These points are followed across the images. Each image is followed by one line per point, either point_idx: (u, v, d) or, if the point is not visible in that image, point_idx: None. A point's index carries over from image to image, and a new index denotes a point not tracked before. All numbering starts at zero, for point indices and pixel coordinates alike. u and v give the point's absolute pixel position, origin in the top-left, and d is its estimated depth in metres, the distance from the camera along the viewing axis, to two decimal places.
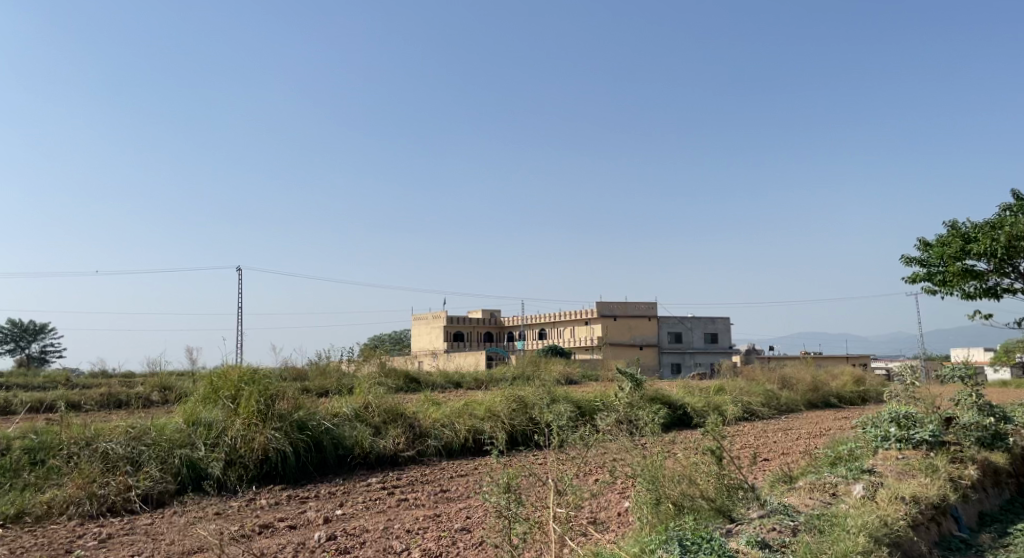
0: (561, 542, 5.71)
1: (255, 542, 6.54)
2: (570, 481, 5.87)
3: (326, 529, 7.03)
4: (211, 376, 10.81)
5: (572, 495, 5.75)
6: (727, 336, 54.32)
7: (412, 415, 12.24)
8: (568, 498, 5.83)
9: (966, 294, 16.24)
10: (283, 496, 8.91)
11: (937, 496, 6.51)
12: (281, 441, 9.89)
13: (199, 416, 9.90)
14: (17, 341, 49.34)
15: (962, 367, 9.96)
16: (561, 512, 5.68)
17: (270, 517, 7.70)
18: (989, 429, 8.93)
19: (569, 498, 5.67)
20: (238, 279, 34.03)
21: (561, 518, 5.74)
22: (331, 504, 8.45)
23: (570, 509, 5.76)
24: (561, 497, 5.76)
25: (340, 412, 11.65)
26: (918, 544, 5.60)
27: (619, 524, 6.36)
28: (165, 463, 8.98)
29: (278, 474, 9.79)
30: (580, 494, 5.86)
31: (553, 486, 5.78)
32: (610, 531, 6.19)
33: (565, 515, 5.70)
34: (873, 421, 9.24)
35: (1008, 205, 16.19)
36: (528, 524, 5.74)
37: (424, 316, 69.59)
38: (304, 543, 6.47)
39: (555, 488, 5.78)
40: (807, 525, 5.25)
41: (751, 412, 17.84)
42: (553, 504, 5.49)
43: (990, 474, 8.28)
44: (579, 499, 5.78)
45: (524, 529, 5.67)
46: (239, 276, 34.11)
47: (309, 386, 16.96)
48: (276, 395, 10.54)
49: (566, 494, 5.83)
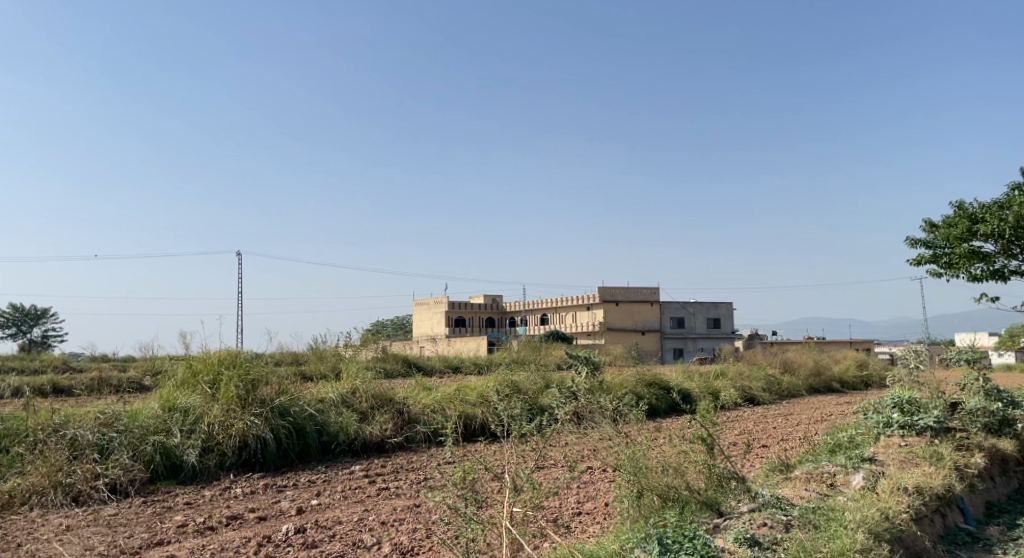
0: (518, 543, 5.45)
1: (219, 535, 6.18)
2: (529, 477, 5.57)
3: (297, 521, 6.69)
4: (190, 360, 10.44)
5: (531, 493, 5.46)
6: (730, 321, 53.99)
7: (401, 400, 11.89)
8: (526, 497, 5.53)
9: (972, 276, 15.83)
10: (260, 485, 8.55)
11: (942, 486, 6.14)
12: (261, 427, 9.55)
13: (176, 402, 9.55)
14: (18, 325, 49.08)
15: (968, 350, 9.58)
16: (514, 513, 5.41)
17: (241, 507, 7.33)
18: (996, 415, 8.57)
19: (526, 498, 5.40)
20: (238, 264, 33.81)
21: (520, 518, 5.46)
22: (308, 493, 8.10)
23: (529, 509, 5.47)
24: (517, 497, 5.49)
25: (326, 397, 11.31)
26: (920, 539, 5.23)
27: (600, 520, 6.04)
28: (137, 450, 8.63)
29: (258, 462, 9.45)
30: (539, 494, 5.59)
31: (509, 486, 5.52)
32: (591, 526, 5.89)
33: (521, 515, 5.44)
34: (876, 407, 8.87)
35: (1017, 184, 15.75)
36: (483, 524, 5.49)
37: (426, 301, 69.40)
38: (270, 535, 6.13)
39: (510, 488, 5.51)
40: (801, 519, 4.87)
41: (751, 396, 17.47)
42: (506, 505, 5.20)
43: (998, 462, 7.91)
44: (539, 498, 5.47)
45: (479, 530, 5.41)
46: (238, 261, 33.88)
47: (301, 371, 16.64)
48: (258, 379, 10.18)
49: (523, 493, 5.56)
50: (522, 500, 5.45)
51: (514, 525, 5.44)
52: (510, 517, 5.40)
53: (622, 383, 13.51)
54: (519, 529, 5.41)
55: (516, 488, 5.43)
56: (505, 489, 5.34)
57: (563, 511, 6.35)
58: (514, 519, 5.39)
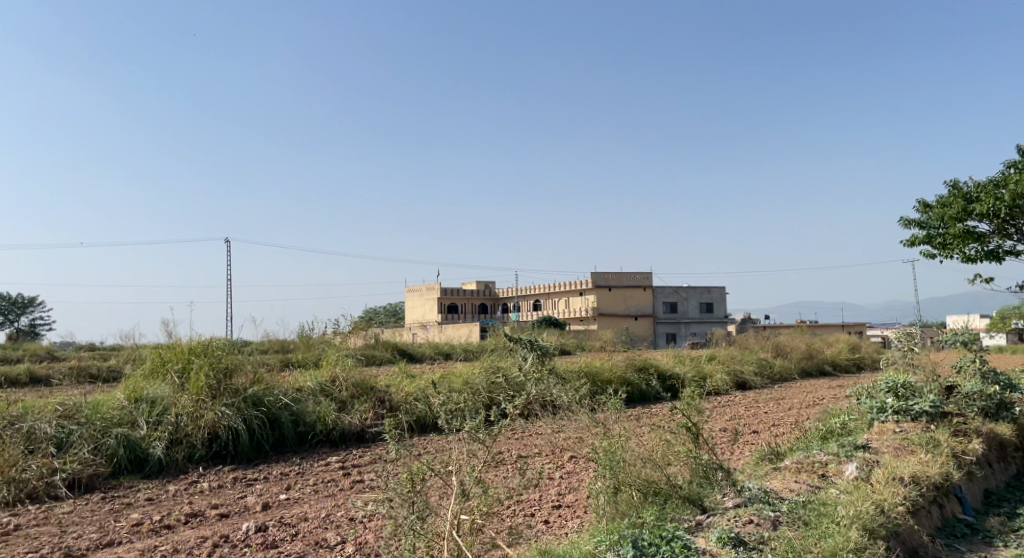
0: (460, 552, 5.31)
1: (176, 534, 5.82)
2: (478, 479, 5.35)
3: (262, 518, 6.32)
4: (159, 348, 10.03)
5: (480, 499, 5.24)
6: (723, 305, 53.59)
7: (383, 389, 11.53)
8: (475, 504, 5.31)
9: (966, 257, 15.54)
10: (229, 478, 8.16)
11: (939, 475, 5.82)
12: (232, 418, 9.18)
13: (143, 392, 9.18)
14: (5, 315, 48.55)
15: (964, 332, 9.25)
16: (461, 522, 5.18)
17: (204, 503, 6.94)
18: (993, 399, 8.27)
19: (474, 505, 5.17)
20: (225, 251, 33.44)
21: (469, 527, 5.22)
22: (276, 487, 7.71)
23: (479, 516, 5.25)
24: (465, 503, 5.24)
25: (304, 386, 10.95)
26: (917, 533, 4.90)
27: (572, 520, 5.73)
28: (99, 443, 8.24)
29: (229, 454, 9.08)
30: (489, 498, 5.35)
31: (456, 489, 5.27)
32: (564, 529, 5.55)
33: (470, 523, 5.20)
34: (870, 391, 8.56)
35: (1013, 162, 15.40)
36: (426, 532, 5.27)
37: (418, 287, 69.12)
38: (228, 534, 5.78)
39: (457, 492, 5.26)
40: (790, 515, 4.54)
41: (743, 381, 17.16)
42: (449, 508, 5.01)
43: (996, 448, 7.60)
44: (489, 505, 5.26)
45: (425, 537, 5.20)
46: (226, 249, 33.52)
47: (284, 359, 16.25)
48: (230, 368, 9.80)
49: (472, 498, 5.31)
50: (468, 507, 5.20)
51: (462, 533, 5.22)
52: (455, 524, 5.15)
53: (610, 369, 13.21)
54: (467, 538, 5.19)
55: (463, 494, 5.19)
56: (449, 495, 5.11)
57: (536, 510, 6.11)
58: (461, 527, 5.16)
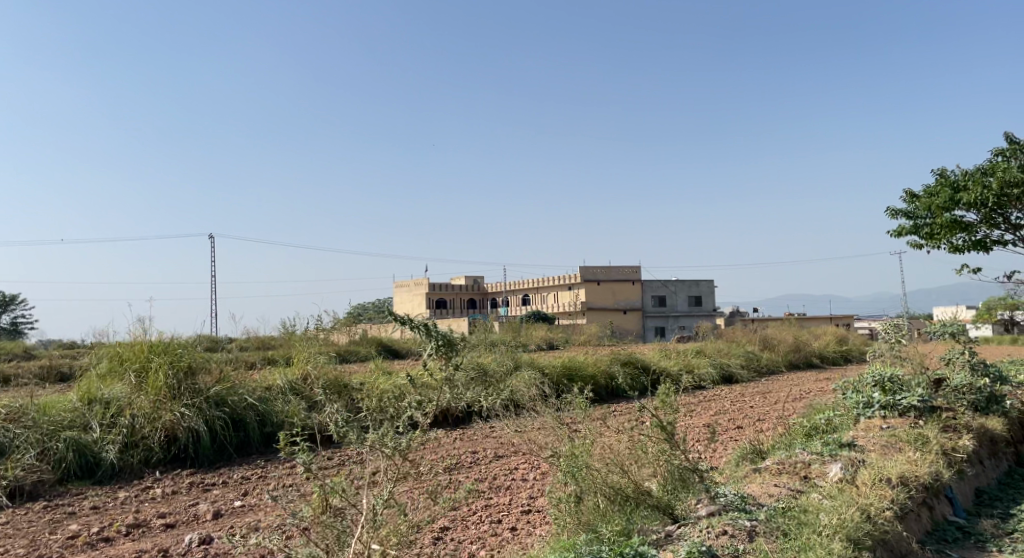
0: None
1: (113, 547, 5.51)
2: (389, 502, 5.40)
3: (211, 527, 5.97)
4: (116, 346, 9.54)
5: (389, 532, 5.28)
6: (711, 299, 53.45)
7: (356, 387, 11.15)
8: (389, 535, 5.34)
9: (954, 247, 15.27)
10: (184, 484, 7.69)
11: (928, 475, 5.49)
12: (193, 419, 8.75)
13: (98, 394, 8.76)
14: None
15: (953, 323, 8.89)
16: (373, 551, 5.22)
17: (152, 511, 6.56)
18: (983, 392, 7.96)
19: (386, 536, 5.25)
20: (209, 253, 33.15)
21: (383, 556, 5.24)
22: (234, 493, 7.29)
23: (393, 543, 5.30)
24: (375, 533, 5.25)
25: (274, 385, 10.52)
26: (906, 541, 4.56)
27: (523, 538, 5.42)
28: (46, 449, 7.83)
29: (188, 457, 8.66)
30: (402, 525, 5.39)
31: (369, 517, 5.32)
32: (519, 545, 5.23)
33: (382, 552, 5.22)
34: (855, 385, 8.20)
35: (1001, 149, 15.10)
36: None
37: (407, 283, 68.76)
38: (168, 547, 5.47)
39: (369, 519, 5.34)
40: (767, 525, 4.19)
41: (729, 374, 16.88)
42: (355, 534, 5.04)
43: (987, 443, 7.28)
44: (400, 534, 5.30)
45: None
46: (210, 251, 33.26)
47: (262, 356, 15.86)
48: (192, 366, 9.35)
49: (382, 527, 5.33)
50: (381, 541, 5.24)
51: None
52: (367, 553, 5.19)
53: (593, 364, 12.88)
54: None
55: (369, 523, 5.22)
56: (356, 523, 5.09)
57: (504, 516, 6.03)
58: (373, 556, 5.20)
